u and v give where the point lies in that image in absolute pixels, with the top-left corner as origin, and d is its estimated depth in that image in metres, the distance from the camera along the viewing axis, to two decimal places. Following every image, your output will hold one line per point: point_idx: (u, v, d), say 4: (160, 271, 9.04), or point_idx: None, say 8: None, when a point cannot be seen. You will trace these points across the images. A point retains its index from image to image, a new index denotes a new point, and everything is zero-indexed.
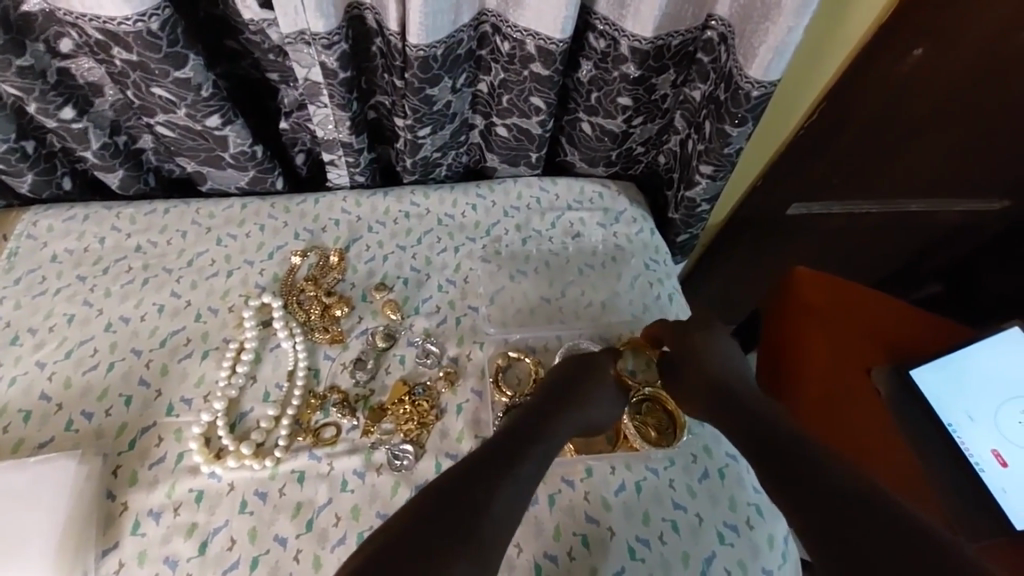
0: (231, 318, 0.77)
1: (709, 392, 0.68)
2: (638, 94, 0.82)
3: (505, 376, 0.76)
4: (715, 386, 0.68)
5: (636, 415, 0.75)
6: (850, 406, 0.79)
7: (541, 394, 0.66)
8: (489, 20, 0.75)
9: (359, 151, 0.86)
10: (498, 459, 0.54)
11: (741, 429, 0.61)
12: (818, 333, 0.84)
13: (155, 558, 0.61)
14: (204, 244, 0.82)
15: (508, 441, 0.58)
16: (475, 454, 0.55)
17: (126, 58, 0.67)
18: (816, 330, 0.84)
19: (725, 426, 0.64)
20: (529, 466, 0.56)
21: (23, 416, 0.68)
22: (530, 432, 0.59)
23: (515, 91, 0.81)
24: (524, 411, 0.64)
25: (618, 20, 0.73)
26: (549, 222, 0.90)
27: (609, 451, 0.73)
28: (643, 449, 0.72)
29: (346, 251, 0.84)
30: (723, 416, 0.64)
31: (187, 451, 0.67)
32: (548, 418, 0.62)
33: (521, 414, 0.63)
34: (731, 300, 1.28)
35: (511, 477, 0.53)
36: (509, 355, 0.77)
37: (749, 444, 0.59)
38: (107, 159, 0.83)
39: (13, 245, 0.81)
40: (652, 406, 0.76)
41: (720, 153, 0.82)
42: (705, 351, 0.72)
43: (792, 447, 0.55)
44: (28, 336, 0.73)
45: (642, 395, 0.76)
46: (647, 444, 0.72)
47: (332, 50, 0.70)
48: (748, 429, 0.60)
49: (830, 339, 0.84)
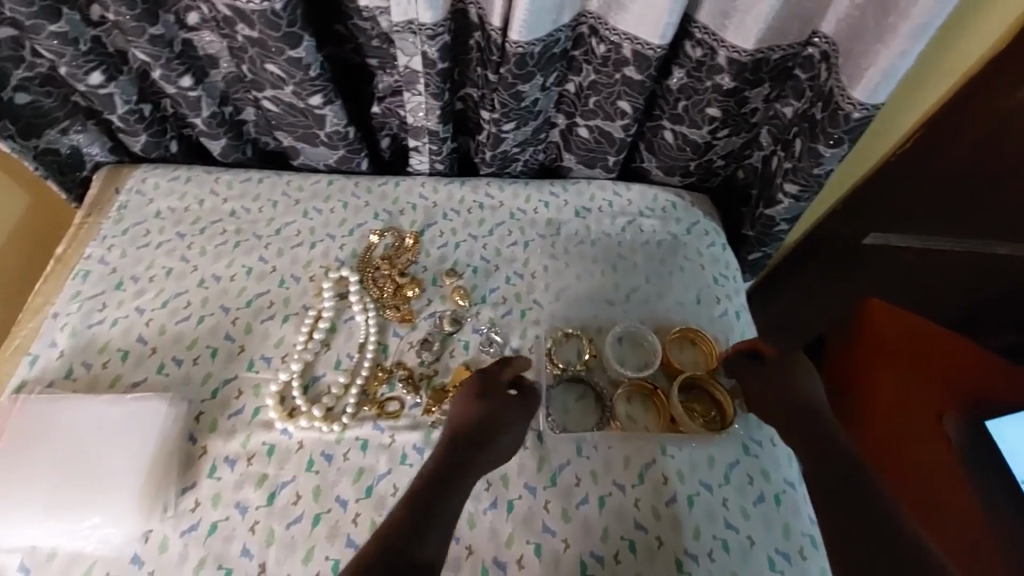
0: (311, 288, 0.81)
1: (788, 408, 0.66)
2: (728, 106, 0.81)
3: (557, 350, 0.79)
4: (797, 401, 0.66)
5: (684, 400, 0.76)
6: (905, 450, 0.77)
7: (476, 385, 0.67)
8: (588, 21, 0.76)
9: (443, 140, 0.89)
10: (454, 468, 0.59)
11: (812, 439, 0.61)
12: (884, 376, 0.83)
13: (227, 502, 0.65)
14: (291, 215, 0.87)
15: (461, 447, 0.61)
16: (431, 465, 0.60)
17: (248, 34, 0.71)
18: (884, 372, 0.83)
19: (796, 436, 0.63)
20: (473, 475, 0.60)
21: (121, 354, 0.74)
22: (473, 441, 0.62)
23: (603, 93, 0.82)
24: (463, 409, 0.65)
25: (719, 30, 0.73)
26: (619, 226, 0.90)
27: (650, 432, 0.73)
28: (688, 430, 0.72)
29: (421, 234, 0.87)
30: (795, 428, 0.64)
31: (263, 407, 0.71)
32: (490, 420, 0.64)
33: (461, 412, 0.65)
34: (792, 331, 1.24)
35: (463, 488, 0.58)
36: (563, 332, 0.80)
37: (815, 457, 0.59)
38: (213, 128, 0.89)
39: (123, 198, 0.87)
40: (700, 394, 0.77)
41: (809, 173, 0.80)
42: (795, 375, 0.69)
43: (856, 473, 0.56)
44: (131, 283, 0.79)
45: (691, 381, 0.77)
46: (693, 426, 0.73)
47: (436, 41, 0.73)
48: (817, 443, 0.60)
49: (899, 381, 0.82)
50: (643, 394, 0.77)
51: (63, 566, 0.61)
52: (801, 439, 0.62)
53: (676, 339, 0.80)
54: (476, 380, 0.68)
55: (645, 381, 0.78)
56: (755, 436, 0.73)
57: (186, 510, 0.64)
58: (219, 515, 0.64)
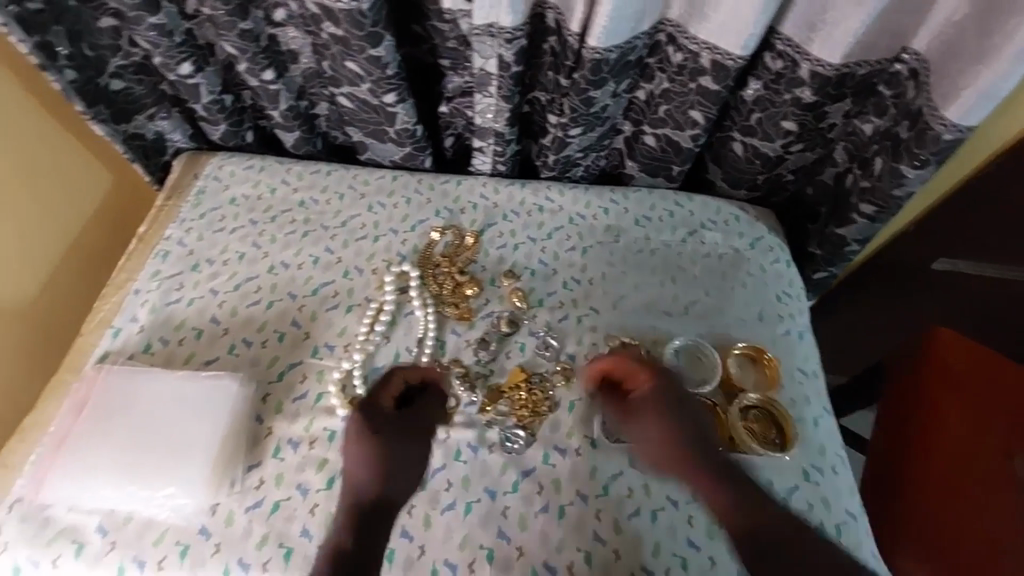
0: (373, 280, 0.83)
1: (693, 453, 0.62)
2: (805, 120, 0.79)
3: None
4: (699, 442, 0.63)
5: (743, 421, 0.73)
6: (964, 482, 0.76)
7: (369, 434, 0.65)
8: (666, 29, 0.75)
9: (508, 141, 0.90)
10: (369, 529, 0.61)
11: (745, 498, 0.60)
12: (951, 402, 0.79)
13: (290, 482, 0.67)
14: (357, 208, 0.89)
15: (367, 509, 0.62)
16: (347, 534, 0.60)
17: (333, 32, 0.74)
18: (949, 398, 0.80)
19: (718, 493, 0.61)
20: (389, 521, 0.63)
21: (195, 333, 0.77)
22: (381, 497, 0.63)
23: (675, 102, 0.81)
24: (362, 464, 0.63)
25: (804, 43, 0.71)
26: (680, 237, 0.89)
27: None
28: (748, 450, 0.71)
29: (480, 234, 0.88)
30: (709, 484, 0.61)
31: (325, 393, 0.74)
32: (389, 475, 0.64)
33: (360, 468, 0.63)
34: (840, 362, 1.19)
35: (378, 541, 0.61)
36: (621, 341, 0.79)
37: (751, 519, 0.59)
38: (289, 120, 0.92)
39: (201, 183, 0.91)
40: (761, 414, 0.74)
41: (888, 194, 0.78)
42: (677, 394, 0.66)
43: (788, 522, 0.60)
44: (206, 265, 0.83)
45: (749, 402, 0.75)
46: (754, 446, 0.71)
47: (513, 44, 0.73)
48: (745, 496, 0.61)
49: (966, 408, 0.79)
50: None
51: (137, 531, 0.64)
52: (720, 497, 0.61)
53: (732, 359, 0.78)
54: (373, 424, 0.66)
55: (703, 398, 0.75)
56: (817, 464, 0.72)
57: (251, 488, 0.67)
58: (282, 494, 0.67)
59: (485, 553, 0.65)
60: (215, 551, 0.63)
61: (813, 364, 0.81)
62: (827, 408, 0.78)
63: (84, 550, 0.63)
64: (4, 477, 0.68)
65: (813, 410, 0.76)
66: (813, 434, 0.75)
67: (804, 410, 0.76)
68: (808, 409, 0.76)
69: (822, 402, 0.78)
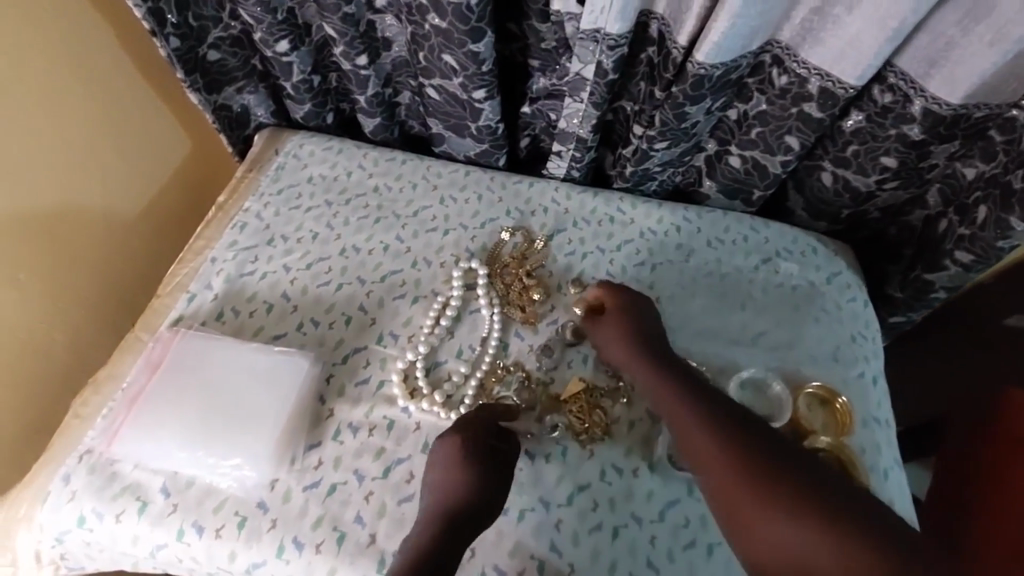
0: (441, 274, 0.83)
1: (648, 360, 0.66)
2: (907, 158, 0.77)
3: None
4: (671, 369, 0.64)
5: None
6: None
7: (471, 455, 0.63)
8: (773, 51, 0.73)
9: (588, 148, 0.88)
10: (455, 543, 0.58)
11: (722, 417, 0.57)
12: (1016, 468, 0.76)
13: (347, 467, 0.67)
14: (430, 199, 0.89)
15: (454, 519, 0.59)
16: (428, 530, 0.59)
17: (436, 24, 0.74)
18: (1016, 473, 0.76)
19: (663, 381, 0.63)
20: (469, 529, 0.60)
21: (266, 307, 0.78)
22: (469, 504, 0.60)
23: (771, 126, 0.79)
24: (456, 479, 0.61)
25: (920, 78, 0.68)
26: (753, 263, 0.86)
27: None
28: None
29: (550, 238, 0.87)
30: (676, 397, 0.60)
31: (387, 381, 0.74)
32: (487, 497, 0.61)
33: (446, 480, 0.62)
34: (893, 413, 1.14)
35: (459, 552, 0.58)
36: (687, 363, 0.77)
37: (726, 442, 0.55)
38: (373, 107, 0.93)
39: (281, 159, 0.92)
40: None
41: (990, 245, 0.75)
42: (643, 319, 0.71)
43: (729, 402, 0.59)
44: (280, 241, 0.84)
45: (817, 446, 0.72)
46: None
47: (615, 52, 0.73)
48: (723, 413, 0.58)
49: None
50: None
51: (197, 497, 0.65)
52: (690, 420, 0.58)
53: (803, 397, 0.75)
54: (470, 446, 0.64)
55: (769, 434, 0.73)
56: None
57: (309, 467, 0.67)
58: (339, 478, 0.67)
59: (535, 564, 0.64)
60: (271, 526, 0.64)
61: (885, 413, 0.78)
62: (897, 458, 0.75)
63: (147, 509, 0.65)
64: (77, 428, 0.70)
65: (884, 461, 0.74)
66: (882, 486, 0.72)
67: (875, 459, 0.73)
68: (879, 458, 0.74)
69: (893, 452, 0.75)
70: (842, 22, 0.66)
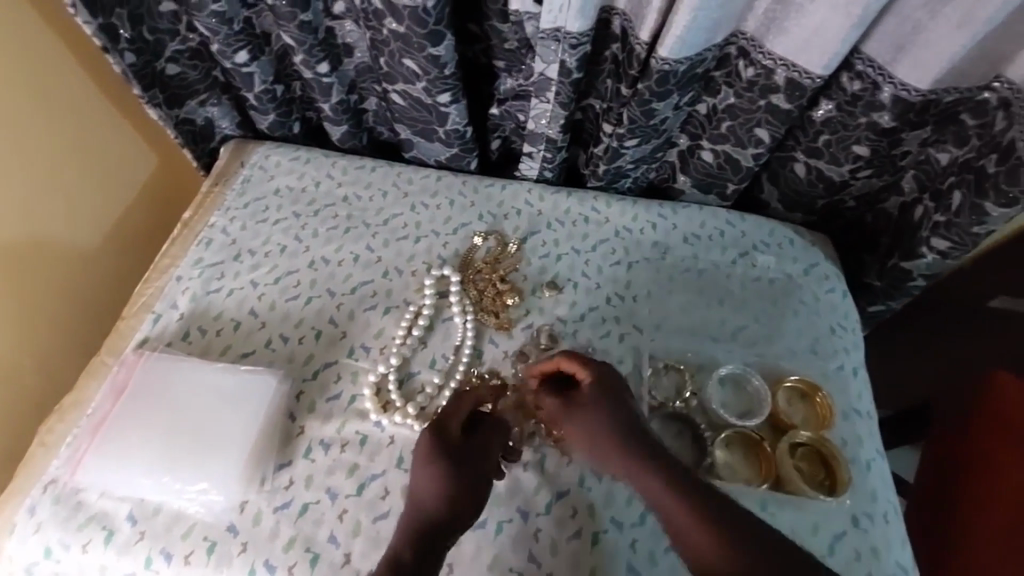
0: (413, 282, 0.81)
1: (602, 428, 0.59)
2: (879, 145, 0.76)
3: (655, 382, 0.75)
4: (655, 459, 0.56)
5: (791, 459, 0.70)
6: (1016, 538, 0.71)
7: (442, 457, 0.60)
8: (739, 42, 0.72)
9: (558, 148, 0.87)
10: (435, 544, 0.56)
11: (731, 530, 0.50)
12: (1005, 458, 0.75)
13: (320, 485, 0.66)
14: (400, 206, 0.87)
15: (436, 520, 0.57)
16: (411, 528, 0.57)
17: (394, 28, 0.72)
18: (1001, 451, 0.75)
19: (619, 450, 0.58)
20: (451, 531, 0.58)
21: (234, 324, 0.77)
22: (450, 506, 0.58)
23: (740, 119, 0.77)
24: (429, 486, 0.58)
25: (888, 65, 0.67)
26: (730, 258, 0.84)
27: (752, 486, 0.68)
28: (800, 490, 0.67)
29: (523, 241, 0.85)
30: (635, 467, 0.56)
31: (359, 395, 0.72)
32: (467, 499, 0.58)
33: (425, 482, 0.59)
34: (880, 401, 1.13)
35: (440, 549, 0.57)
36: (666, 362, 0.76)
37: (749, 572, 0.48)
38: (338, 114, 0.91)
39: (247, 172, 0.90)
40: (809, 452, 0.71)
41: (967, 230, 0.74)
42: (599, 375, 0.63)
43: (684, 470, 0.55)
44: (247, 256, 0.82)
45: (798, 440, 0.71)
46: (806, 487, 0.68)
47: (577, 50, 0.71)
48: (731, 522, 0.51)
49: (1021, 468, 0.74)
50: (748, 445, 0.72)
51: (165, 524, 0.64)
52: (704, 545, 0.50)
53: (782, 391, 0.75)
54: (444, 445, 0.61)
55: (749, 432, 0.72)
56: (869, 510, 0.68)
57: (281, 487, 0.66)
58: (312, 497, 0.65)
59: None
60: (241, 550, 0.63)
61: (866, 404, 0.77)
62: (879, 449, 0.74)
63: (114, 538, 0.63)
64: (41, 456, 0.68)
65: (866, 453, 0.72)
66: (864, 479, 0.71)
67: (857, 452, 0.72)
68: (861, 451, 0.73)
69: (875, 443, 0.74)
70: (804, 12, 0.64)
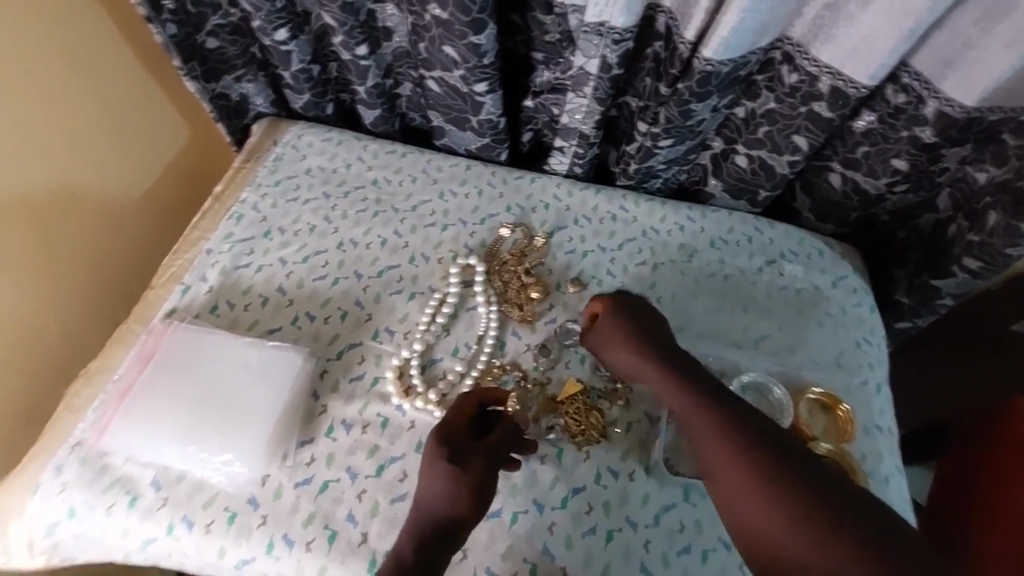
0: (439, 270, 0.82)
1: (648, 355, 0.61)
2: (918, 160, 0.75)
3: None
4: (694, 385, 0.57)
5: None
6: None
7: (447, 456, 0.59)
8: (784, 47, 0.71)
9: (590, 144, 0.87)
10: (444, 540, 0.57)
11: (748, 433, 0.51)
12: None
13: (340, 464, 0.67)
14: (429, 193, 0.87)
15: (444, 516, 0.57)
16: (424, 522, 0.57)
17: (437, 15, 0.72)
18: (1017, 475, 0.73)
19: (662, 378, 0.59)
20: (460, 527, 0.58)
21: (262, 300, 0.78)
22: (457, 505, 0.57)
23: (778, 125, 0.77)
24: (434, 482, 0.58)
25: (934, 79, 0.66)
26: (757, 264, 0.84)
27: None
28: None
29: (551, 235, 0.85)
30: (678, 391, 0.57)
31: (382, 378, 0.73)
32: (477, 503, 0.58)
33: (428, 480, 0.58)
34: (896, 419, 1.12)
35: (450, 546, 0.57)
36: None
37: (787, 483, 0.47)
38: (373, 98, 0.91)
39: (279, 150, 0.91)
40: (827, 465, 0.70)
41: (999, 251, 0.73)
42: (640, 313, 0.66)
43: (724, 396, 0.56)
44: (277, 233, 0.83)
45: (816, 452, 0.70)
46: None
47: (620, 46, 0.71)
48: (759, 434, 0.51)
49: None
50: None
51: (188, 492, 0.65)
52: (721, 448, 0.51)
53: (802, 403, 0.74)
54: (449, 442, 0.60)
55: None
56: None
57: (302, 463, 0.67)
58: (331, 475, 0.66)
59: (527, 566, 0.64)
60: (261, 522, 0.64)
61: (888, 421, 0.76)
62: (898, 466, 0.74)
63: (138, 502, 0.65)
64: (69, 418, 0.70)
65: (885, 468, 0.72)
66: (881, 494, 0.71)
67: (876, 467, 0.72)
68: (880, 466, 0.72)
69: (894, 459, 0.74)
70: (855, 19, 0.63)
